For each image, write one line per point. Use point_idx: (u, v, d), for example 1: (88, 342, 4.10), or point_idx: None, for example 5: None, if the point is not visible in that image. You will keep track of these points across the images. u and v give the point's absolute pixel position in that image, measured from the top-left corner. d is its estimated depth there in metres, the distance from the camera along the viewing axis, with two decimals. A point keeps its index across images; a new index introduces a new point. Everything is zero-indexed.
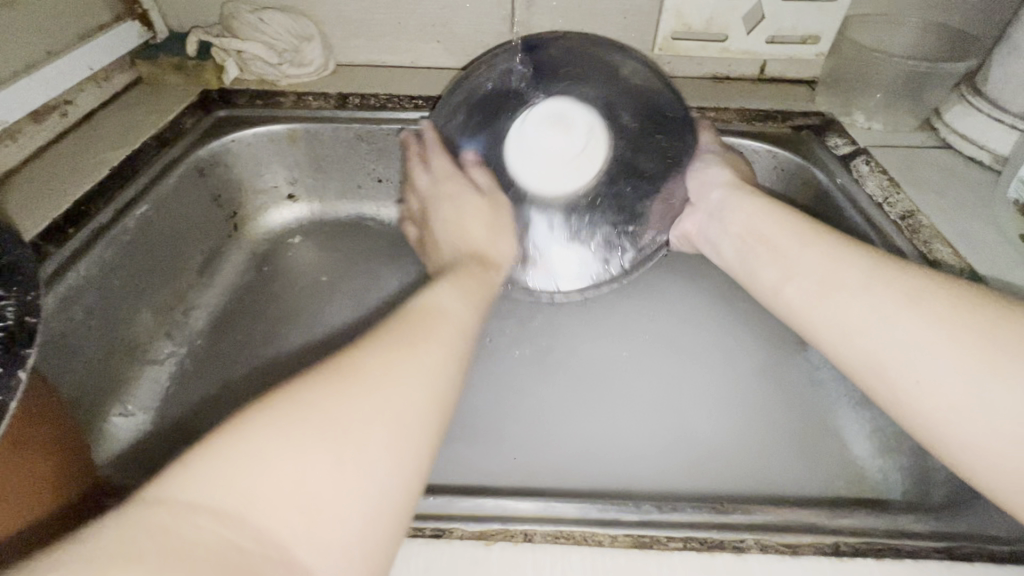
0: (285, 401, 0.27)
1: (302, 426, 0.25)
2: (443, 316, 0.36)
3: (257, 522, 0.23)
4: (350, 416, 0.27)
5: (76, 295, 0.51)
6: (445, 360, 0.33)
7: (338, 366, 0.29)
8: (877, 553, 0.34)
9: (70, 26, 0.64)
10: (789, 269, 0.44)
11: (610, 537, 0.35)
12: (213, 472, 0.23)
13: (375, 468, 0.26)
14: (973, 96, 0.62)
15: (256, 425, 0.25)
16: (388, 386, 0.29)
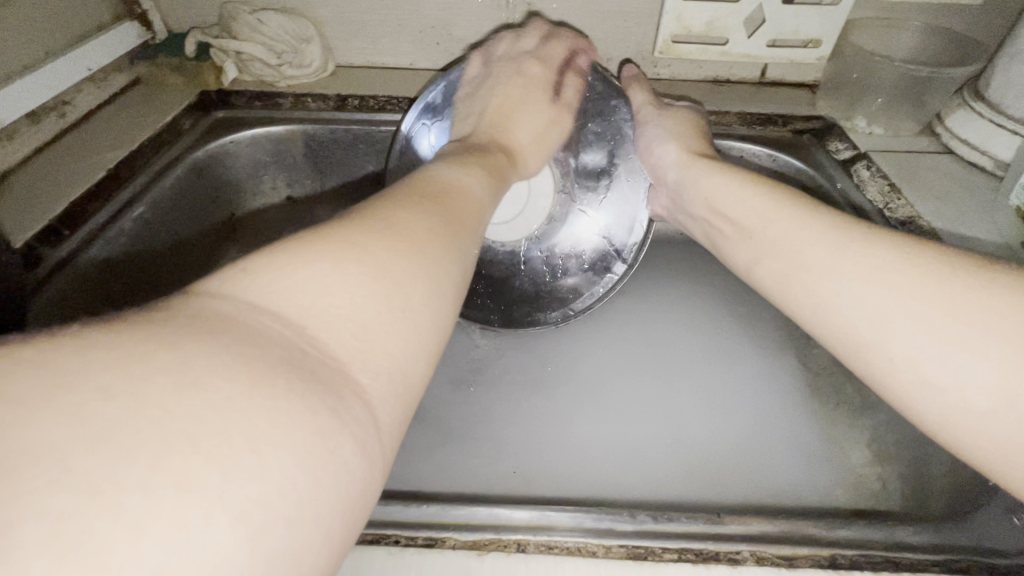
0: (345, 231, 0.27)
1: (353, 253, 0.26)
2: (469, 193, 0.37)
3: (316, 332, 0.23)
4: (402, 254, 0.27)
5: (67, 298, 0.50)
6: (472, 234, 0.34)
7: (389, 213, 0.30)
8: (874, 566, 0.34)
9: (69, 27, 0.64)
10: (758, 253, 0.44)
11: (604, 547, 0.34)
12: (269, 279, 0.24)
13: (418, 309, 0.26)
14: (975, 101, 0.62)
15: (321, 246, 0.26)
16: (431, 239, 0.29)
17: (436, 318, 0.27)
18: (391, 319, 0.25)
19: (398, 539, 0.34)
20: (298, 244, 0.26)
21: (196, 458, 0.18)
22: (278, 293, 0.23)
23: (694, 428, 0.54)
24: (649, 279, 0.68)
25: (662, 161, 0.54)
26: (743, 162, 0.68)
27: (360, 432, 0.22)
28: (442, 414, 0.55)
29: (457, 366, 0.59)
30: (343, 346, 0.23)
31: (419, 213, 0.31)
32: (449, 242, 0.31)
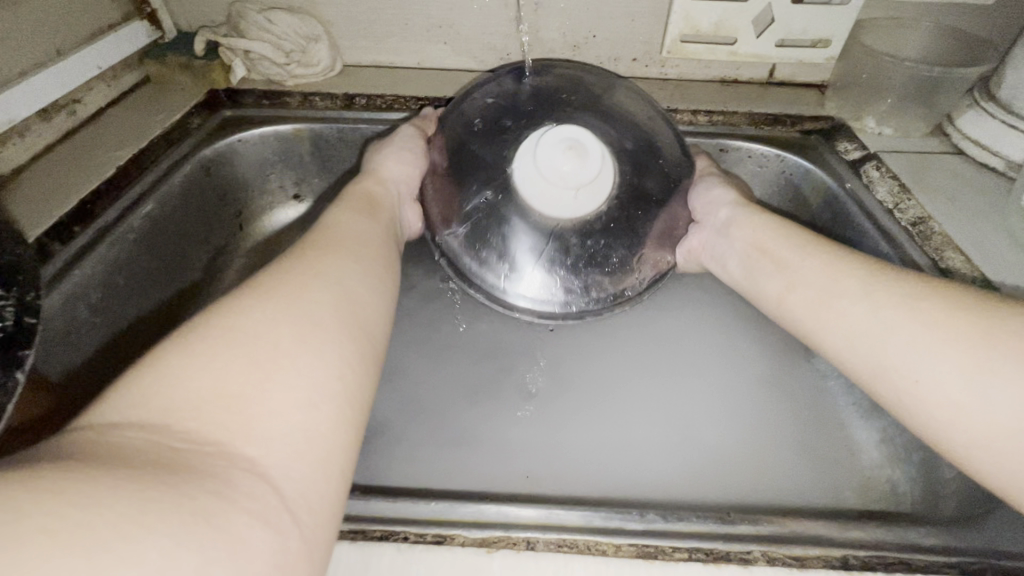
0: (200, 323, 0.31)
1: (206, 343, 0.29)
2: (348, 244, 0.42)
3: (183, 428, 0.26)
4: (258, 323, 0.31)
5: (80, 295, 0.51)
6: (353, 279, 0.38)
7: (251, 291, 0.33)
8: (887, 567, 0.34)
9: (80, 26, 0.64)
10: (790, 279, 0.45)
11: (614, 546, 0.34)
12: (124, 400, 0.27)
13: (295, 362, 0.30)
14: (986, 102, 0.62)
15: (168, 348, 0.29)
16: (301, 299, 0.33)
17: (324, 361, 0.31)
18: (264, 381, 0.29)
19: (408, 536, 0.34)
20: (150, 358, 0.29)
21: (66, 551, 0.19)
22: (134, 402, 0.26)
23: (700, 428, 0.54)
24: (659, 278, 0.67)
25: (720, 202, 0.55)
26: (753, 163, 0.67)
27: (255, 506, 0.25)
28: (449, 413, 0.55)
29: (464, 365, 0.59)
30: (217, 426, 0.26)
31: (282, 283, 0.34)
32: (322, 295, 0.35)
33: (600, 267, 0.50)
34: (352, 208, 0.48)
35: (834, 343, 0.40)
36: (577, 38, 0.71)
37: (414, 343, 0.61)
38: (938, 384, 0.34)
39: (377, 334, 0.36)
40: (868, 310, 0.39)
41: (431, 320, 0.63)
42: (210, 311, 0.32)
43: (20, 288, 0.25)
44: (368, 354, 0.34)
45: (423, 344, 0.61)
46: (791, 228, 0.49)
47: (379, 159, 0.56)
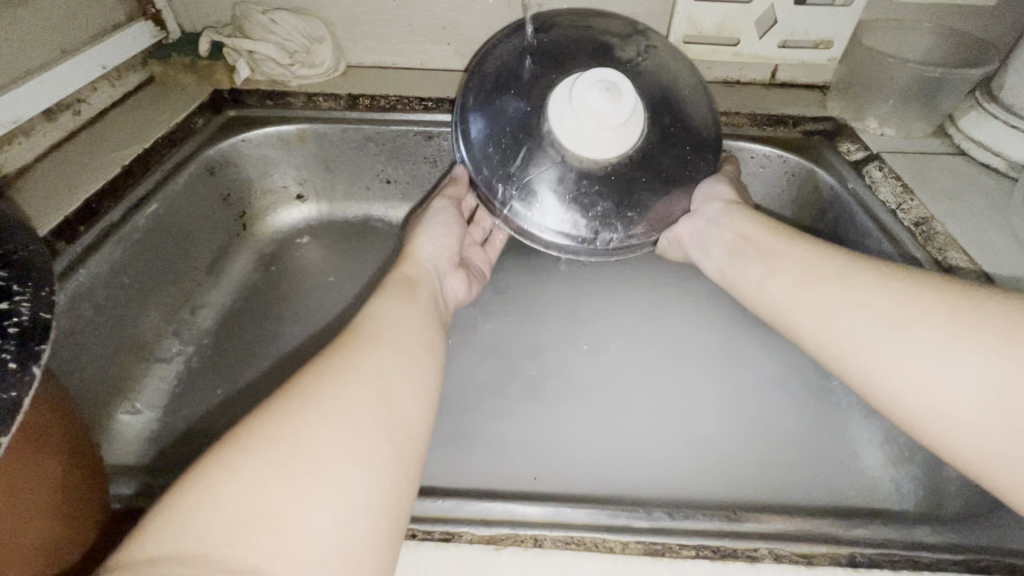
0: (244, 435, 0.29)
1: (243, 459, 0.27)
2: (392, 327, 0.39)
3: (219, 556, 0.24)
4: (297, 430, 0.29)
5: (85, 293, 0.51)
6: (395, 365, 0.35)
7: (291, 393, 0.31)
8: (893, 564, 0.34)
9: (85, 26, 0.64)
10: (772, 267, 0.46)
11: (621, 543, 0.34)
12: (161, 534, 0.25)
13: (335, 473, 0.28)
14: (988, 103, 0.62)
15: (209, 467, 0.28)
16: (342, 396, 0.31)
17: (364, 469, 0.29)
18: (303, 497, 0.27)
19: (415, 533, 0.34)
20: (191, 480, 0.27)
21: None
22: (175, 530, 0.25)
23: (720, 447, 0.53)
24: (661, 279, 0.68)
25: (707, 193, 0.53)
26: (754, 164, 0.68)
27: None
28: (453, 412, 0.55)
29: (468, 365, 0.59)
30: (252, 551, 0.25)
31: (322, 379, 0.32)
32: (364, 389, 0.32)
33: (615, 202, 0.46)
34: (395, 289, 0.45)
35: (820, 336, 0.40)
36: None
37: None
38: (928, 373, 0.34)
39: (421, 424, 0.34)
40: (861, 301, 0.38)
41: None
42: (251, 418, 0.30)
43: (33, 283, 0.25)
44: (411, 450, 0.32)
45: None
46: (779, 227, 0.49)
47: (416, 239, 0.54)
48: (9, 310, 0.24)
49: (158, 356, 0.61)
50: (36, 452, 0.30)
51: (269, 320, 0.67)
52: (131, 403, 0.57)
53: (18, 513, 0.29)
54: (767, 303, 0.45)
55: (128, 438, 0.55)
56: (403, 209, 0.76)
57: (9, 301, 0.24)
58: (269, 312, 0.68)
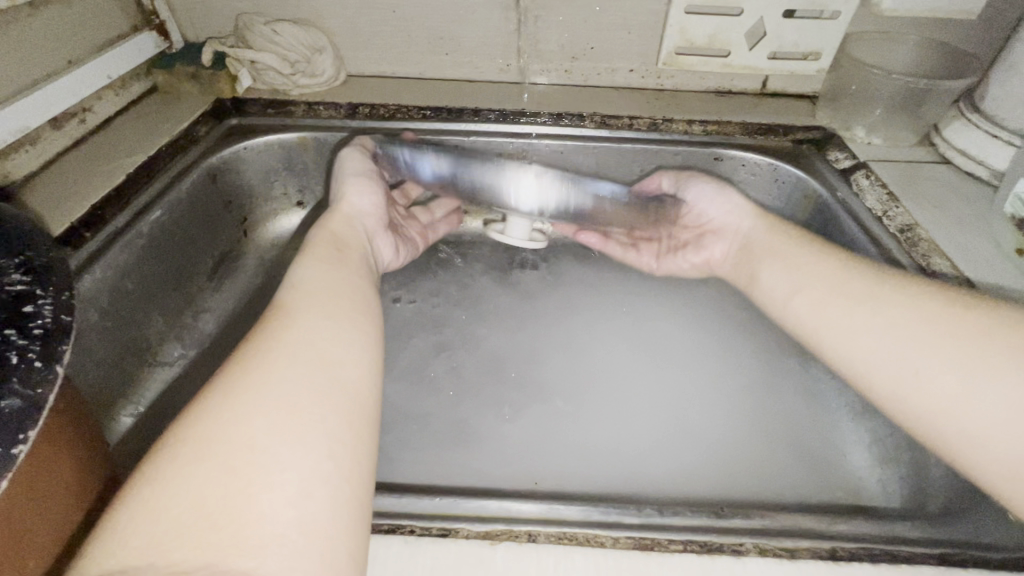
0: (170, 445, 0.29)
1: (178, 463, 0.28)
2: (315, 302, 0.40)
3: (171, 557, 0.24)
4: (231, 422, 0.29)
5: (91, 298, 0.52)
6: (324, 346, 0.36)
7: (212, 395, 0.31)
8: (873, 558, 0.35)
9: (91, 37, 0.66)
10: (798, 283, 0.49)
11: (612, 538, 0.35)
12: (107, 543, 0.25)
13: (281, 455, 0.29)
14: (971, 113, 0.64)
15: (142, 482, 0.27)
16: (268, 388, 0.32)
17: (305, 446, 0.30)
18: (248, 486, 0.27)
19: (413, 529, 0.35)
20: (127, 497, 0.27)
21: None
22: (118, 542, 0.25)
23: (688, 449, 0.54)
24: (651, 287, 0.69)
25: (728, 216, 0.59)
26: (745, 172, 0.69)
27: None
28: (450, 412, 0.56)
29: (466, 367, 0.60)
30: (207, 543, 0.25)
31: (244, 374, 0.32)
32: (293, 374, 0.33)
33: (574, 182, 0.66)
34: (320, 258, 0.46)
35: (846, 354, 0.43)
36: (576, 50, 0.73)
37: (418, 346, 0.62)
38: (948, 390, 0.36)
39: (365, 397, 0.35)
40: (877, 322, 0.41)
41: (433, 325, 0.65)
42: (174, 429, 0.30)
43: (54, 286, 0.27)
44: (355, 420, 0.33)
45: (425, 345, 0.62)
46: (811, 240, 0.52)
47: (338, 191, 0.56)
48: (34, 312, 0.25)
49: (161, 359, 0.61)
50: (52, 447, 0.31)
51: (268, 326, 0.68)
52: (133, 406, 0.58)
53: (36, 505, 0.30)
54: (796, 322, 0.48)
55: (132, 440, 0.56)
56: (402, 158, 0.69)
57: (33, 305, 0.26)
58: None
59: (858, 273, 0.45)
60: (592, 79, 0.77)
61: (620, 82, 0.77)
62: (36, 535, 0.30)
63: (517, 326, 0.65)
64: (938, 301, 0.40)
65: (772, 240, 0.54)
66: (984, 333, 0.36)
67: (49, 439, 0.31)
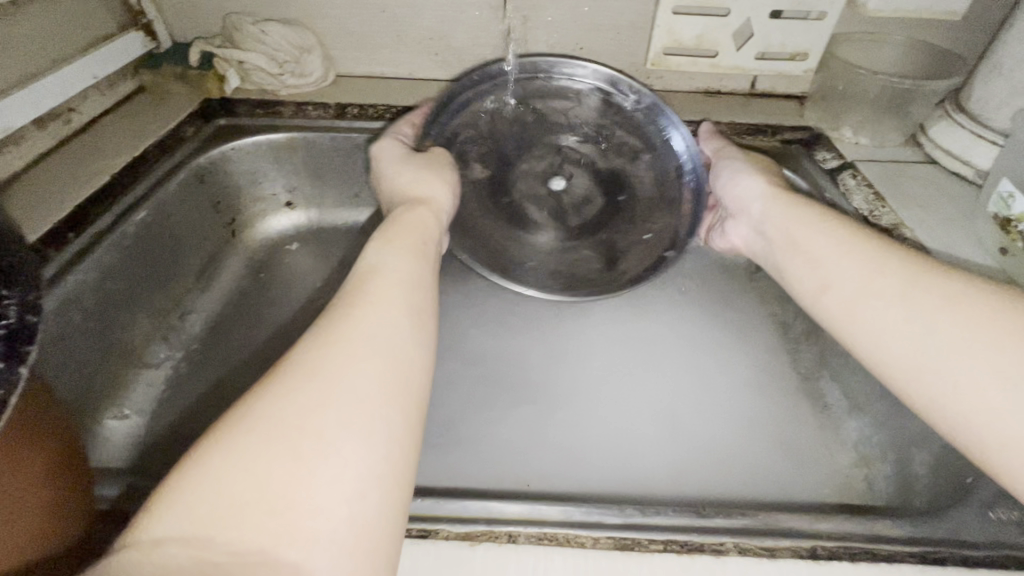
0: (237, 419, 0.27)
1: (248, 437, 0.26)
2: (396, 281, 0.37)
3: (229, 536, 0.24)
4: (302, 402, 0.28)
5: (73, 299, 0.51)
6: (399, 334, 0.34)
7: (288, 372, 0.30)
8: (852, 556, 0.35)
9: (76, 37, 0.65)
10: (825, 277, 0.45)
11: (593, 538, 0.36)
12: (169, 511, 0.24)
13: (345, 445, 0.27)
14: (956, 113, 0.64)
15: (209, 449, 0.26)
16: (344, 371, 0.30)
17: (369, 444, 0.28)
18: (308, 476, 0.26)
19: None
20: (188, 467, 0.26)
21: None
22: (180, 511, 0.24)
23: (717, 450, 0.54)
24: (642, 286, 0.69)
25: (748, 195, 0.56)
26: None
27: None
28: (437, 412, 0.56)
29: (454, 367, 0.60)
30: (263, 529, 0.24)
31: (321, 355, 0.31)
32: (368, 360, 0.31)
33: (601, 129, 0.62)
34: (400, 238, 0.42)
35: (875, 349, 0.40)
36: (565, 50, 0.73)
37: None
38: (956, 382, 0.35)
39: (427, 396, 0.33)
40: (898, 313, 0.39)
41: None
42: (247, 399, 0.28)
43: (20, 286, 0.26)
44: (414, 421, 0.31)
45: None
46: (824, 216, 0.49)
47: (417, 186, 0.51)
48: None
49: (147, 361, 0.61)
50: (25, 448, 0.31)
51: (255, 327, 0.68)
52: (119, 408, 0.58)
53: (9, 508, 0.29)
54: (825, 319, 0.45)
55: (116, 442, 0.56)
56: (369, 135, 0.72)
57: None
58: (260, 316, 0.69)
59: (869, 258, 0.43)
60: None
61: None
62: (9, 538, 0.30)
63: (555, 326, 0.65)
64: (943, 282, 0.38)
65: (789, 222, 0.51)
66: (992, 314, 0.35)
67: (21, 441, 0.30)
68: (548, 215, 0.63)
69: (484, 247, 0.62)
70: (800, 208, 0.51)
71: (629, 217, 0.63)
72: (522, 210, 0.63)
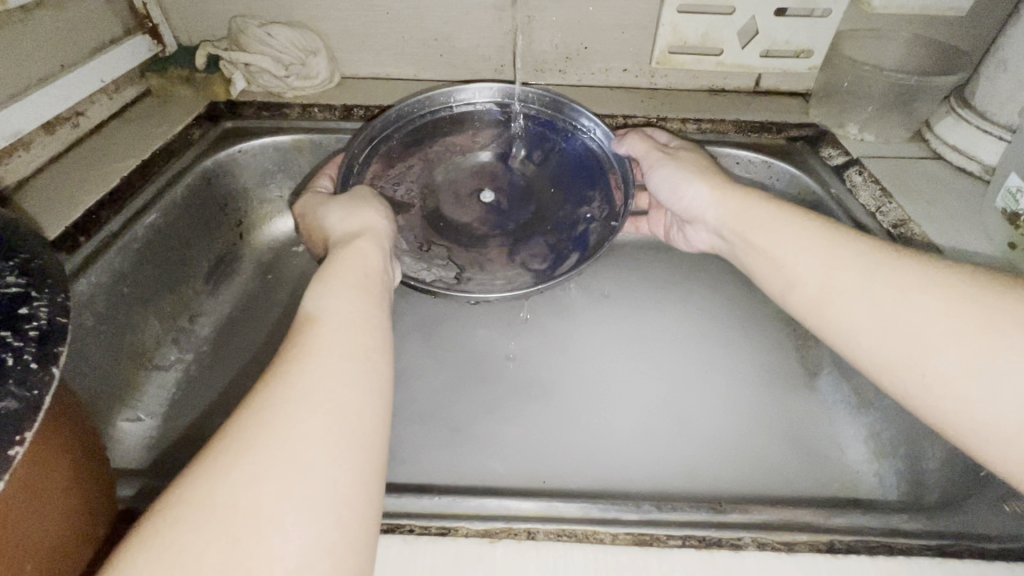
0: (170, 500, 0.25)
1: (176, 529, 0.24)
2: (337, 327, 0.34)
3: None
4: (235, 481, 0.26)
5: (86, 301, 0.52)
6: (342, 386, 0.31)
7: (222, 445, 0.27)
8: (870, 550, 0.35)
9: (85, 41, 0.65)
10: (790, 277, 0.44)
11: (612, 534, 0.36)
12: None
13: (283, 522, 0.25)
14: (962, 109, 0.64)
15: (140, 541, 0.24)
16: (281, 442, 0.27)
17: (313, 513, 0.26)
18: (247, 559, 0.24)
19: (413, 529, 0.36)
20: (117, 556, 0.24)
21: None
22: None
23: (703, 475, 0.52)
24: (643, 285, 0.70)
25: (699, 204, 0.54)
26: (741, 169, 0.70)
27: None
28: (447, 412, 0.56)
29: (463, 368, 0.60)
30: None
31: (258, 422, 0.28)
32: (311, 421, 0.29)
33: (512, 138, 0.64)
34: (345, 280, 0.38)
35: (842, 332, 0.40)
36: (570, 50, 0.74)
37: (414, 346, 0.62)
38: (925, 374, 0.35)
39: (380, 448, 0.31)
40: (867, 309, 0.38)
41: (430, 324, 0.65)
42: (177, 485, 0.26)
43: (48, 289, 0.27)
44: (368, 475, 0.29)
45: (423, 345, 0.63)
46: (776, 210, 0.48)
47: (349, 221, 0.47)
48: (29, 314, 0.25)
49: (157, 364, 0.61)
50: (44, 452, 0.30)
51: (265, 329, 0.67)
52: (132, 411, 0.58)
53: (30, 512, 0.29)
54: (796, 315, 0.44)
55: (130, 443, 0.56)
56: (335, 122, 0.72)
57: (29, 307, 0.26)
58: (265, 317, 0.68)
59: (824, 250, 0.42)
60: (586, 79, 0.77)
61: (614, 82, 0.77)
62: (32, 542, 0.30)
63: (539, 347, 0.63)
64: (908, 270, 0.38)
65: (744, 224, 0.49)
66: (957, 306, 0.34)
67: (39, 445, 0.30)
68: (487, 227, 0.62)
69: (443, 254, 0.59)
70: (757, 204, 0.49)
71: (565, 204, 0.61)
72: (465, 225, 0.62)
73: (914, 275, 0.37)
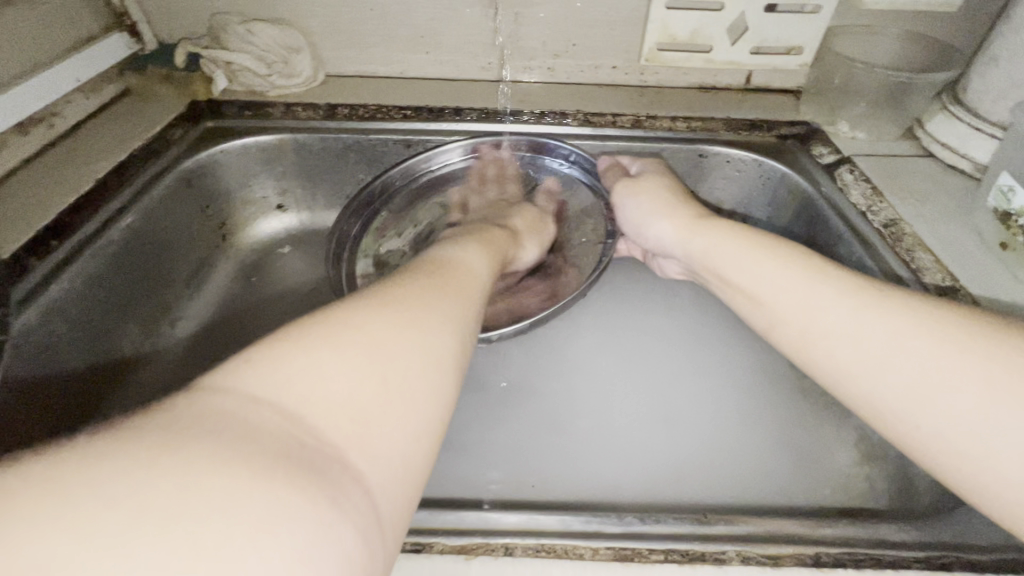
0: (333, 327, 0.31)
1: (351, 342, 0.30)
2: (465, 277, 0.42)
3: (316, 419, 0.26)
4: (393, 334, 0.32)
5: (57, 308, 0.50)
6: (468, 318, 0.38)
7: (390, 307, 0.34)
8: (857, 563, 0.35)
9: (60, 38, 0.64)
10: (772, 315, 0.44)
11: (592, 549, 0.35)
12: (272, 373, 0.27)
13: (418, 385, 0.30)
14: (954, 106, 0.63)
15: (323, 338, 0.30)
16: (430, 329, 0.34)
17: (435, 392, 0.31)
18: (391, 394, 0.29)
19: None
20: (304, 339, 0.29)
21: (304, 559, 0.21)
22: (280, 380, 0.27)
23: (702, 457, 0.52)
24: (628, 286, 0.69)
25: (665, 237, 0.56)
26: (731, 168, 0.69)
27: (353, 513, 0.24)
28: None
29: None
30: (342, 425, 0.26)
31: (416, 308, 0.35)
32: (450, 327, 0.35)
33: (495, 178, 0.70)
34: (489, 255, 0.50)
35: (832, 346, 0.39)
36: (558, 46, 0.72)
37: None
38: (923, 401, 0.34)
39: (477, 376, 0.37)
40: (856, 332, 0.37)
41: None
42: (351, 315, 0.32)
43: None
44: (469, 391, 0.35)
45: None
46: (757, 236, 0.47)
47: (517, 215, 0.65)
48: None
49: (135, 370, 0.60)
50: None
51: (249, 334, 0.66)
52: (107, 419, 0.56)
53: None
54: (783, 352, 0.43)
55: None
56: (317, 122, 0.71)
57: None
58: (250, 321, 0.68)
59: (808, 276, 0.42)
60: (575, 76, 0.76)
61: (603, 79, 0.76)
62: None
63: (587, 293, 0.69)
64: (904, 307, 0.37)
65: (718, 257, 0.49)
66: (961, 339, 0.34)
67: None
68: None
69: None
70: (723, 237, 0.49)
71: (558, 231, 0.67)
72: None
73: (892, 305, 0.37)
